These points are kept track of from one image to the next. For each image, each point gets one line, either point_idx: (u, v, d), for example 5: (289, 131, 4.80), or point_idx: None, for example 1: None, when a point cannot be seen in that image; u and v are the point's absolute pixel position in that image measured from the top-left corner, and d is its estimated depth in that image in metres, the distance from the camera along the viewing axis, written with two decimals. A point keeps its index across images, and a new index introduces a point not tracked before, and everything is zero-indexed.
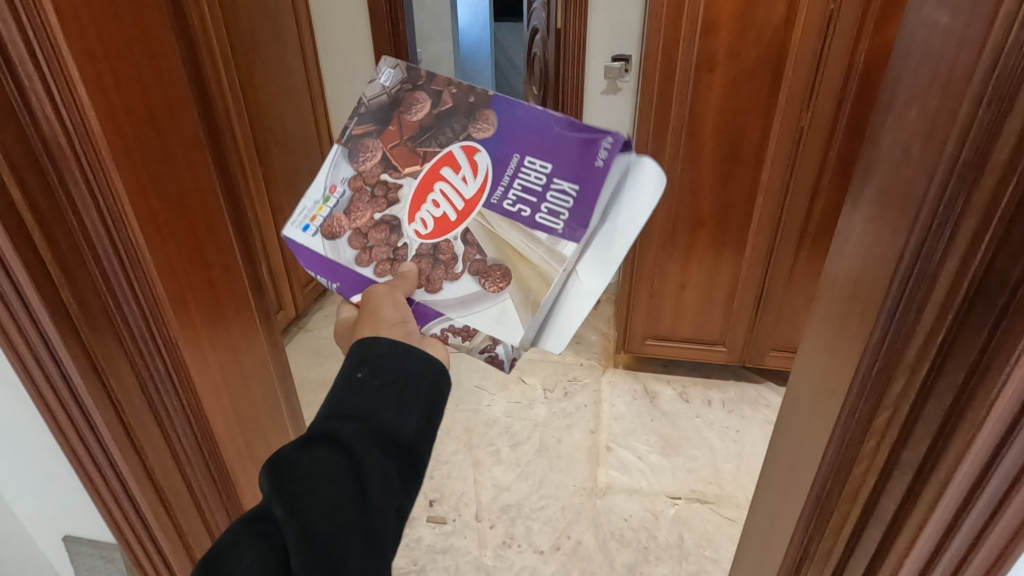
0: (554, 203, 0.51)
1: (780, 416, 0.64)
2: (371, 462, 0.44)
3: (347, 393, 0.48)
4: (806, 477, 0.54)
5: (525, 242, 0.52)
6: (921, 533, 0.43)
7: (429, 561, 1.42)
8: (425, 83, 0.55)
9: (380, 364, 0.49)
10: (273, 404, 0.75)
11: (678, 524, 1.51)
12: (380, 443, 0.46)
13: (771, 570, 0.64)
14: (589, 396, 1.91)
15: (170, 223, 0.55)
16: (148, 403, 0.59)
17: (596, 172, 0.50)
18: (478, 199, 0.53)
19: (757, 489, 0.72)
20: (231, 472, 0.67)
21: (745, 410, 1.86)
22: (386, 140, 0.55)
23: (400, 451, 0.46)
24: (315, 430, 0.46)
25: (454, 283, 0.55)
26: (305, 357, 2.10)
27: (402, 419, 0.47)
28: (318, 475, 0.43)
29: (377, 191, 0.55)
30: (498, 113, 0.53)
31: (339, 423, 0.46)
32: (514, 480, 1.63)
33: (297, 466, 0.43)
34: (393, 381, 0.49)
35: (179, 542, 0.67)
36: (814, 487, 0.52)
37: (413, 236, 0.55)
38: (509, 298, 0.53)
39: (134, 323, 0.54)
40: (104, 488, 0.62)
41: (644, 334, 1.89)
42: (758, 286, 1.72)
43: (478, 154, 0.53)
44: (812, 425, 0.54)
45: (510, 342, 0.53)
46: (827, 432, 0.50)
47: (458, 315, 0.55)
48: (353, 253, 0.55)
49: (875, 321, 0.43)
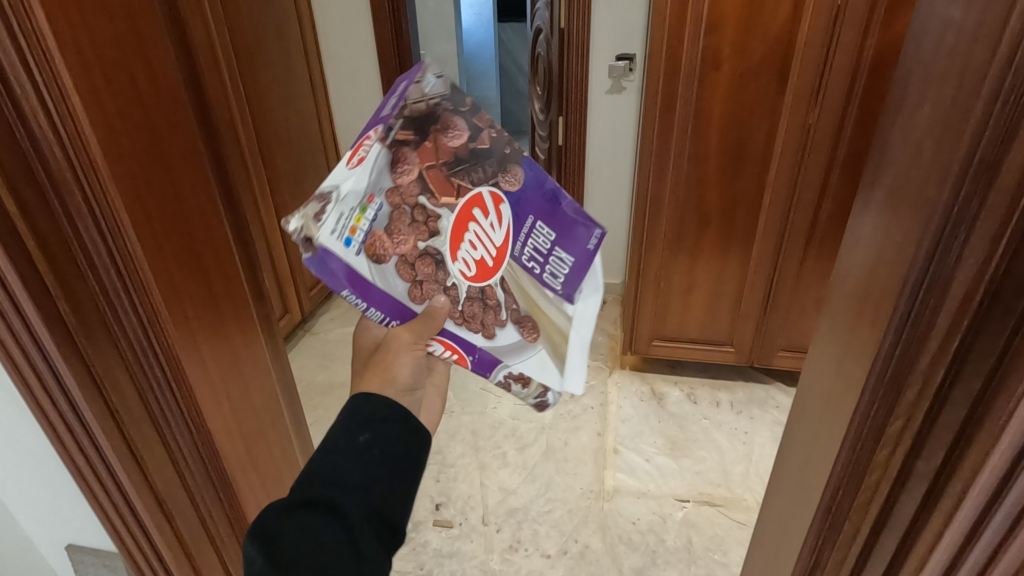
0: (556, 269, 0.56)
1: (789, 421, 0.63)
2: (362, 532, 0.48)
3: (344, 459, 0.50)
4: (817, 485, 0.53)
5: (541, 297, 0.58)
6: (937, 546, 0.42)
7: (435, 566, 1.42)
8: (467, 110, 0.50)
9: (381, 433, 0.53)
10: (275, 412, 0.75)
11: (686, 527, 1.49)
12: (371, 511, 0.49)
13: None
14: (595, 398, 1.90)
15: (167, 228, 0.54)
16: (148, 413, 0.58)
17: (587, 253, 0.54)
18: (506, 246, 0.55)
19: (766, 496, 0.70)
20: (232, 480, 0.67)
21: (753, 411, 1.84)
22: (421, 156, 0.51)
23: (390, 521, 0.50)
24: (309, 494, 0.48)
25: (503, 330, 0.60)
26: (311, 361, 2.11)
27: (394, 491, 0.51)
28: (315, 546, 0.46)
29: (416, 215, 0.53)
30: (525, 172, 0.53)
31: (331, 493, 0.48)
32: (521, 483, 1.62)
33: (288, 536, 0.46)
34: (390, 452, 0.52)
35: (181, 553, 0.66)
36: (825, 495, 0.51)
37: (460, 277, 0.57)
38: (541, 346, 0.61)
39: (132, 332, 0.54)
40: (105, 499, 0.61)
41: (651, 335, 1.87)
42: (766, 286, 1.71)
43: (503, 204, 0.54)
44: (822, 433, 0.53)
45: (556, 388, 0.61)
46: (838, 439, 0.49)
47: (514, 361, 0.62)
48: (404, 285, 0.57)
49: (888, 326, 0.41)
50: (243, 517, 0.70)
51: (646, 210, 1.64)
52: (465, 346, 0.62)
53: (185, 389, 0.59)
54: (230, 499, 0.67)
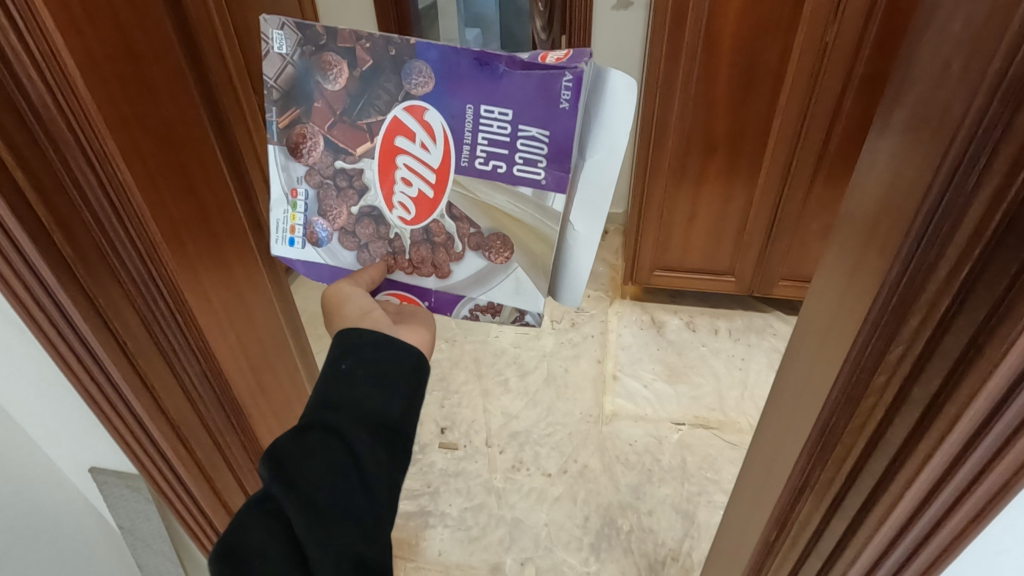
0: (528, 149, 0.53)
1: (788, 348, 0.64)
2: (360, 443, 0.52)
3: (335, 383, 0.54)
4: (811, 410, 0.55)
5: (508, 204, 0.56)
6: (927, 463, 0.43)
7: (442, 484, 1.49)
8: (329, 41, 0.54)
9: (366, 356, 0.56)
10: (281, 342, 0.76)
11: (681, 448, 1.56)
12: (369, 427, 0.53)
13: (772, 498, 0.66)
14: (596, 326, 1.93)
15: (157, 157, 0.52)
16: (155, 344, 0.59)
17: (561, 115, 0.52)
18: (447, 161, 0.56)
19: (762, 419, 0.73)
20: (242, 405, 0.69)
21: (751, 338, 1.88)
22: (319, 120, 0.57)
23: (386, 431, 0.54)
24: (308, 417, 0.53)
25: (460, 263, 0.61)
26: (314, 292, 2.14)
27: (384, 402, 0.54)
28: (319, 460, 0.51)
29: (338, 180, 0.59)
30: (427, 60, 0.53)
31: (327, 413, 0.53)
32: (523, 408, 1.67)
33: (294, 457, 0.50)
34: (380, 370, 0.55)
35: (199, 475, 0.69)
36: (818, 419, 0.53)
37: (400, 223, 0.60)
38: (518, 266, 0.59)
39: (131, 267, 0.54)
40: (120, 426, 0.63)
41: (652, 265, 1.88)
42: (770, 215, 1.69)
43: (427, 112, 0.55)
44: (819, 363, 0.54)
45: (537, 309, 0.61)
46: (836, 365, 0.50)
47: (438, 284, 0.62)
48: (351, 254, 0.62)
49: (896, 254, 0.41)
50: (253, 437, 0.73)
51: (652, 137, 1.59)
52: (421, 292, 0.64)
53: (190, 321, 0.59)
54: (240, 421, 0.70)
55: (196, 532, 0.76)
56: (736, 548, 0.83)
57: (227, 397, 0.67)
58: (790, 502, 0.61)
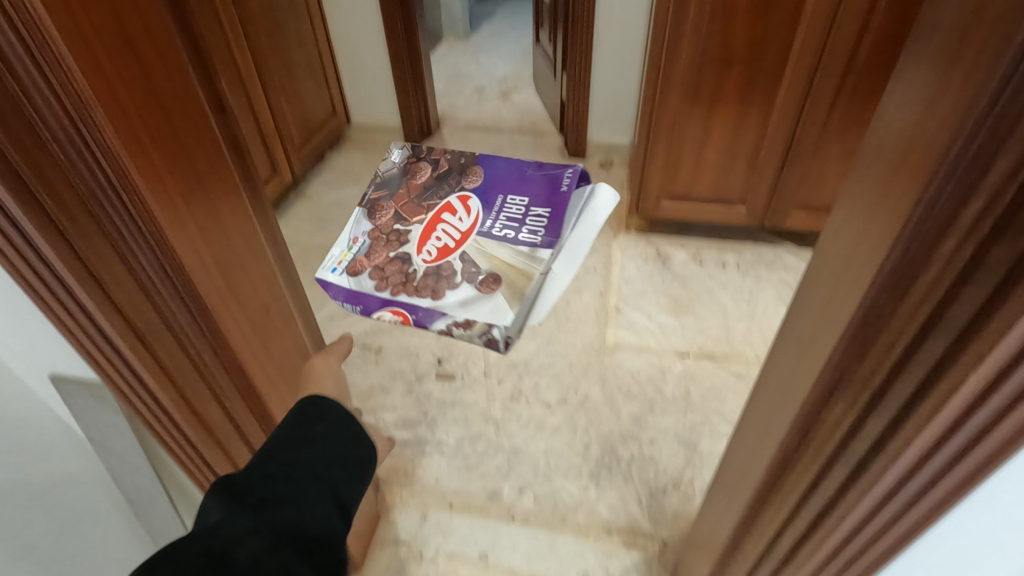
0: None
1: (810, 262, 0.55)
2: (313, 493, 0.60)
3: (293, 442, 0.65)
4: (839, 312, 0.47)
5: None
6: (1001, 342, 0.36)
7: (439, 413, 1.45)
8: None
9: (324, 424, 0.68)
10: (260, 255, 0.69)
11: (685, 379, 1.51)
12: (322, 481, 0.62)
13: (786, 417, 0.59)
14: (599, 259, 1.86)
15: (99, 23, 0.43)
16: (110, 245, 0.52)
17: None
18: None
19: (776, 345, 0.65)
20: (221, 323, 0.63)
21: (760, 272, 1.80)
22: None
23: (339, 493, 0.63)
24: (266, 468, 0.61)
25: None
26: (307, 225, 2.06)
27: (335, 467, 0.64)
28: (276, 493, 0.58)
29: None
30: None
31: (283, 464, 0.62)
32: (523, 340, 1.62)
33: (251, 491, 0.57)
34: (332, 438, 0.67)
35: (170, 387, 0.65)
36: (852, 319, 0.45)
37: None
38: None
39: (115, 212, 0.50)
40: (81, 333, 0.57)
41: (660, 194, 1.79)
42: (787, 139, 1.58)
43: None
44: (852, 264, 0.45)
45: None
46: (857, 283, 0.44)
47: None
48: None
49: (970, 102, 0.32)
50: (249, 382, 0.71)
51: (664, 51, 1.47)
52: None
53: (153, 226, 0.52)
54: (241, 370, 0.69)
55: (190, 466, 0.76)
56: (740, 480, 0.77)
57: (202, 313, 0.60)
58: (811, 416, 0.54)
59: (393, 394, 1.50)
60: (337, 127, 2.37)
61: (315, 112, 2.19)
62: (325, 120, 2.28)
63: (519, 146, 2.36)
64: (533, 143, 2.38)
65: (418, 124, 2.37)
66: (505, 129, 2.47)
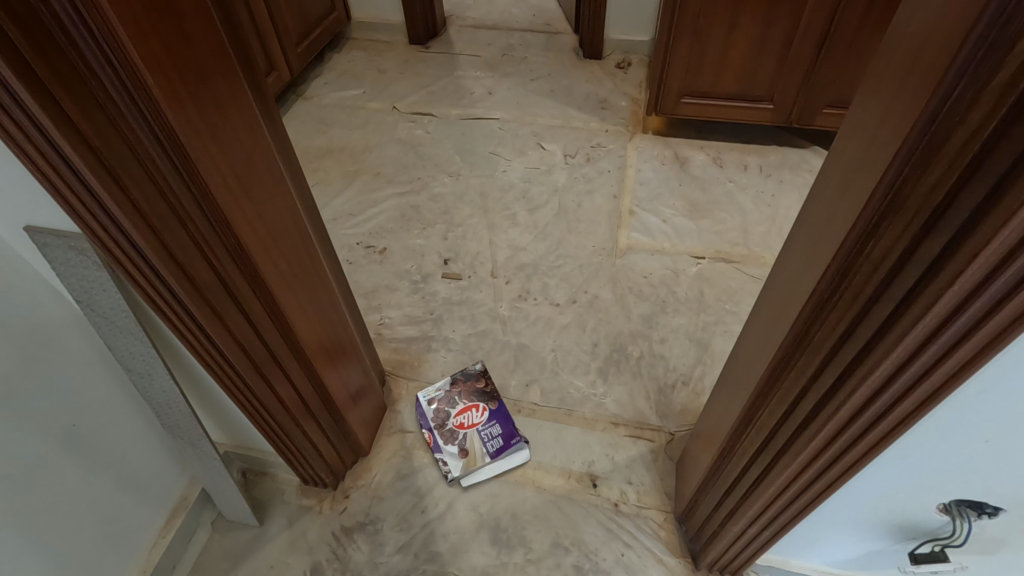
0: None
1: (863, 84, 0.47)
2: None
3: None
4: (900, 121, 0.40)
5: None
6: None
7: (446, 312, 1.43)
8: None
9: None
10: (235, 88, 0.62)
11: (700, 281, 1.46)
12: None
13: (813, 274, 0.54)
14: (613, 161, 1.77)
15: None
16: (55, 42, 0.46)
17: None
18: None
19: (808, 197, 0.58)
20: (192, 156, 0.58)
21: (784, 174, 1.70)
22: None
23: None
24: None
25: None
26: (307, 125, 1.96)
27: None
28: None
29: None
30: None
31: None
32: (532, 242, 1.56)
33: None
34: None
35: (146, 228, 0.61)
36: (918, 119, 0.38)
37: None
38: None
39: (75, 29, 0.46)
40: (39, 154, 0.53)
41: (680, 91, 1.66)
42: (825, 24, 1.43)
43: None
44: (924, 54, 0.38)
45: None
46: (927, 85, 0.37)
47: None
48: None
49: None
50: (232, 231, 0.67)
51: None
52: None
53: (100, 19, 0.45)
54: (234, 234, 0.67)
55: (193, 343, 0.76)
56: (753, 364, 0.72)
57: (169, 138, 0.55)
58: (847, 261, 0.48)
59: (399, 293, 1.47)
60: (337, 24, 2.18)
61: (314, 4, 2.00)
62: (326, 15, 2.10)
63: (531, 45, 2.20)
64: (545, 41, 2.21)
65: (423, 23, 2.18)
66: (516, 25, 2.29)
